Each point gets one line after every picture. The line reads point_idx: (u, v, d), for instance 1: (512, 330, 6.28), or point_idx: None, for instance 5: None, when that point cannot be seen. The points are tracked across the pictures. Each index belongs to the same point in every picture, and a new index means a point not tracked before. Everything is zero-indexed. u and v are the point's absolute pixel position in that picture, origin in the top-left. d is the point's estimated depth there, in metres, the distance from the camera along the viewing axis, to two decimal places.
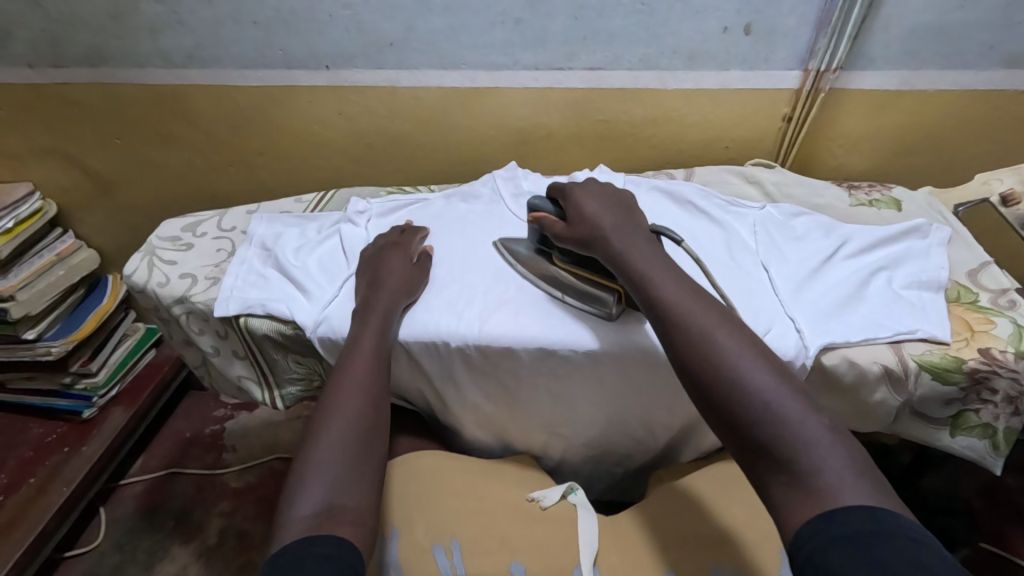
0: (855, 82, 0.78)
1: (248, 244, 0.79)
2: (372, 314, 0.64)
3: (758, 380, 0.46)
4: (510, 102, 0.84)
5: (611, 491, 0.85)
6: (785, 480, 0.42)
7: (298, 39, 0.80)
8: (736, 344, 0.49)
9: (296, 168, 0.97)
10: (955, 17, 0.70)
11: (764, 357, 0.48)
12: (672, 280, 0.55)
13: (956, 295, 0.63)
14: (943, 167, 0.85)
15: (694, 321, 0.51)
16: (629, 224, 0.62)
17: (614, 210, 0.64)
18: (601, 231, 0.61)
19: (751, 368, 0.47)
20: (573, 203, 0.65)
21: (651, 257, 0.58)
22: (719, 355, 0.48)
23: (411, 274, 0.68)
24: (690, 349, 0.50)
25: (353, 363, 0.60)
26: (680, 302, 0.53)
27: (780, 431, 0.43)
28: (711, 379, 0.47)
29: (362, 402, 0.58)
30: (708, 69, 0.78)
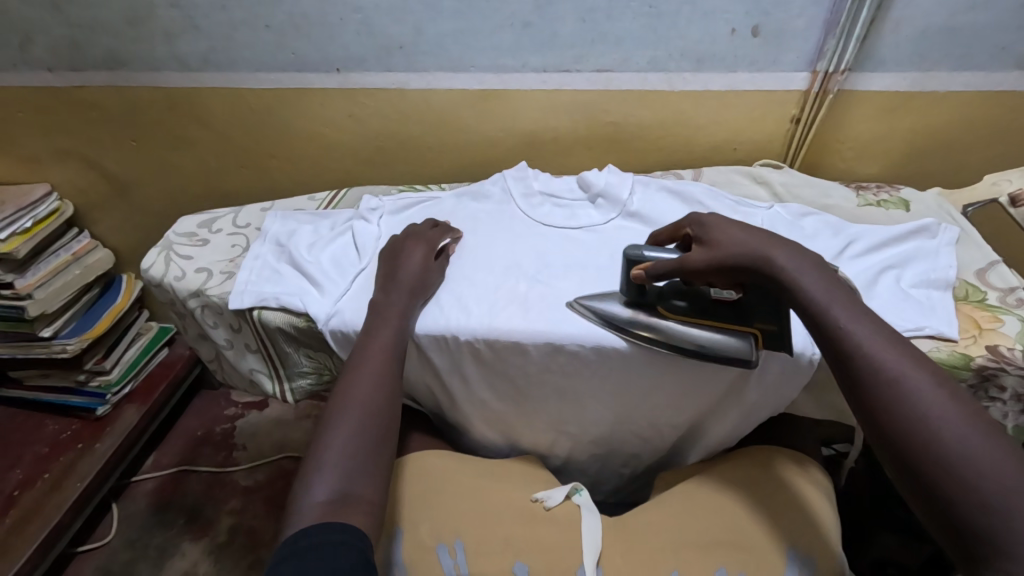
0: (864, 84, 0.78)
1: (263, 241, 0.80)
2: (388, 309, 0.65)
3: (977, 453, 0.41)
4: (518, 104, 0.86)
5: (619, 491, 0.85)
6: (1010, 571, 0.37)
7: (311, 42, 0.82)
8: (943, 403, 0.44)
9: (309, 169, 0.99)
10: (965, 18, 0.70)
11: (978, 422, 0.42)
12: (859, 318, 0.50)
13: (964, 293, 0.63)
14: (954, 169, 0.85)
15: (893, 369, 0.46)
16: (796, 244, 0.56)
17: (768, 233, 0.56)
18: (764, 246, 0.55)
19: (964, 436, 0.42)
20: (709, 230, 0.58)
21: (829, 285, 0.52)
22: (922, 416, 0.43)
23: (433, 270, 0.70)
24: (885, 401, 0.45)
25: (370, 356, 0.61)
26: (868, 343, 0.48)
27: (1005, 515, 0.38)
28: (908, 439, 0.43)
29: (377, 395, 0.58)
30: (715, 72, 0.79)
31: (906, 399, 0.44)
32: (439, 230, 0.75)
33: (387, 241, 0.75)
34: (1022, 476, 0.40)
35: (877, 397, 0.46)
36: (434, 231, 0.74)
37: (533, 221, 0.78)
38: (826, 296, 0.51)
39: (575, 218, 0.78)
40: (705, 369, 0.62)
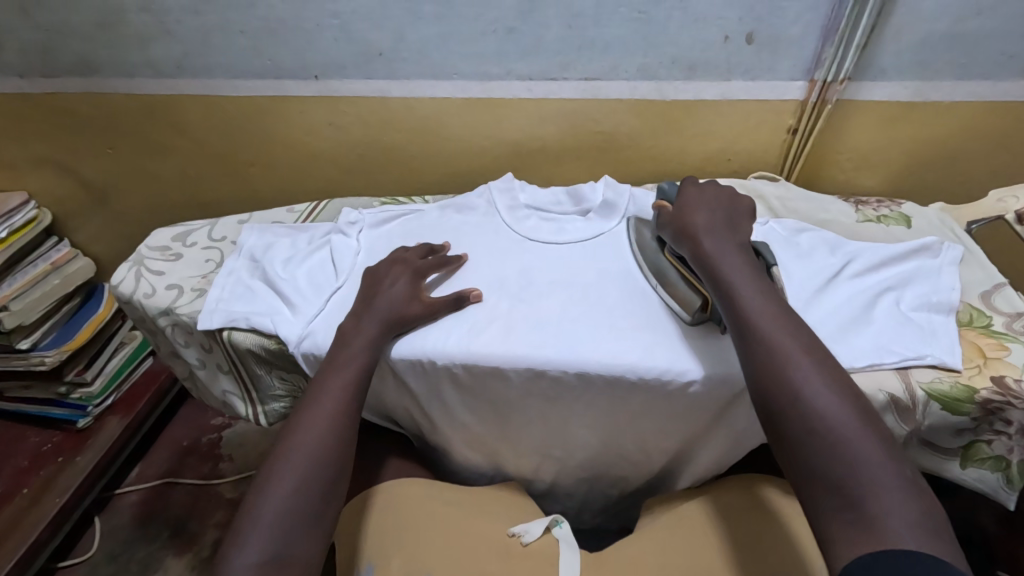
0: (864, 93, 0.75)
1: (237, 256, 0.77)
2: (353, 337, 0.62)
3: (830, 411, 0.47)
4: (503, 112, 0.82)
5: (608, 515, 0.82)
6: (847, 514, 0.42)
7: (287, 48, 0.79)
8: (814, 370, 0.49)
9: (291, 178, 0.96)
10: (971, 25, 0.66)
11: (838, 386, 0.48)
12: (756, 292, 0.55)
13: (968, 318, 0.60)
14: (958, 181, 0.81)
15: (776, 338, 0.52)
16: (725, 225, 0.62)
17: (721, 209, 0.64)
18: (695, 225, 0.62)
19: (824, 396, 0.48)
20: (686, 194, 0.66)
21: (738, 262, 0.58)
22: (794, 380, 0.49)
23: (420, 309, 0.64)
24: (765, 365, 0.51)
25: (329, 384, 0.59)
26: (758, 313, 0.53)
27: (846, 464, 0.44)
28: (780, 398, 0.49)
29: (332, 426, 0.57)
30: (708, 80, 0.76)
31: (782, 364, 0.50)
32: (437, 261, 0.70)
33: (369, 266, 0.71)
34: (866, 433, 0.45)
35: (759, 361, 0.51)
36: (434, 262, 0.69)
37: (519, 236, 0.75)
38: (734, 273, 0.57)
39: (562, 232, 0.75)
40: (693, 398, 0.59)
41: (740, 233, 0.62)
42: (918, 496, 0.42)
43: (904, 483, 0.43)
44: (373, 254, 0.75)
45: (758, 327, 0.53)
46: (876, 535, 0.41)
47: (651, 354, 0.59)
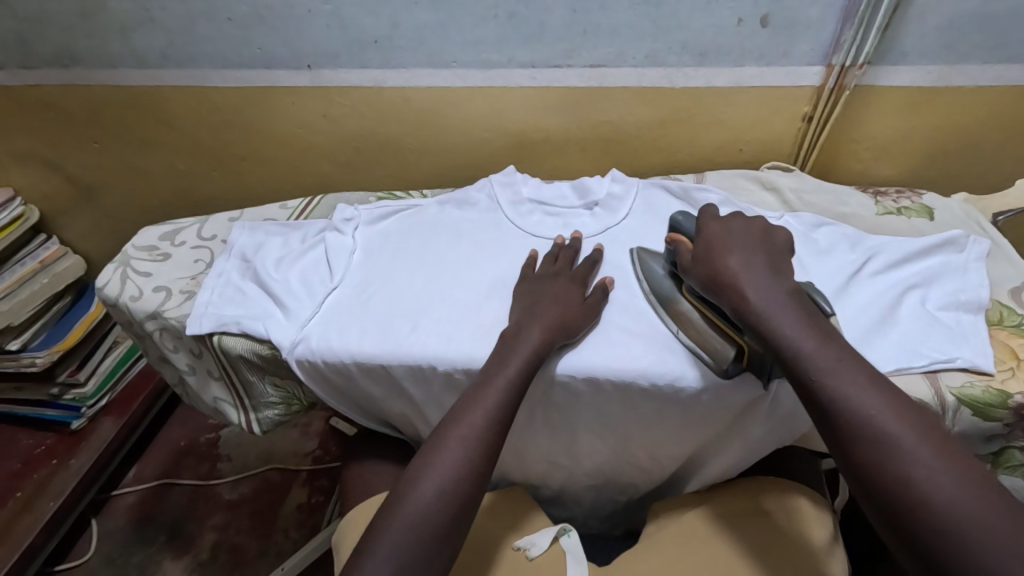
0: (884, 78, 0.71)
1: (227, 256, 0.74)
2: (514, 351, 0.55)
3: (958, 504, 0.39)
4: (505, 102, 0.79)
5: (615, 522, 0.79)
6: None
7: (278, 36, 0.75)
8: (925, 453, 0.41)
9: (283, 172, 0.93)
10: (1001, 5, 0.63)
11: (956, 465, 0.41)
12: (829, 355, 0.47)
13: (998, 317, 0.56)
14: (980, 170, 0.78)
15: (870, 416, 0.43)
16: (765, 268, 0.54)
17: (755, 247, 0.56)
18: (733, 273, 0.53)
19: (948, 486, 0.40)
20: (709, 232, 0.58)
21: (799, 318, 0.49)
22: (904, 468, 0.41)
23: (579, 314, 0.58)
24: (848, 435, 0.44)
25: (479, 399, 0.53)
26: (839, 383, 0.45)
27: (998, 567, 0.36)
28: (892, 491, 0.41)
29: (478, 442, 0.52)
30: (720, 66, 0.72)
31: (884, 450, 0.42)
32: (590, 264, 0.64)
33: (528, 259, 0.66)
34: (1012, 527, 0.38)
35: (854, 447, 0.43)
36: (587, 265, 0.64)
37: (523, 233, 0.72)
38: (798, 336, 0.48)
39: (568, 228, 0.71)
40: (707, 405, 0.56)
41: (785, 273, 0.54)
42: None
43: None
44: (370, 253, 0.71)
45: (844, 405, 0.44)
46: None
47: (662, 358, 0.56)
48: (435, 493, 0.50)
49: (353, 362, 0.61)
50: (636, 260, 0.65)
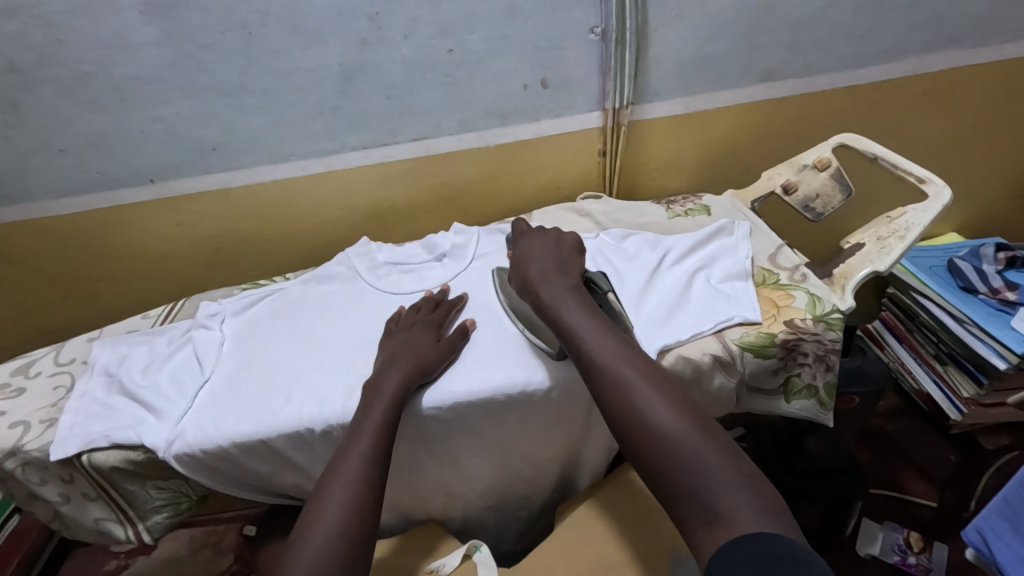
0: (648, 113, 0.88)
1: (89, 375, 0.74)
2: (376, 396, 0.60)
3: (673, 431, 0.50)
4: (347, 183, 0.87)
5: (523, 539, 0.84)
6: (703, 515, 0.46)
7: (116, 159, 0.79)
8: (656, 395, 0.53)
9: (143, 286, 0.94)
10: (710, 48, 0.82)
11: (677, 404, 0.53)
12: (598, 331, 0.59)
13: (761, 279, 0.71)
14: (743, 169, 0.98)
15: (620, 370, 0.55)
16: (558, 271, 0.67)
17: (548, 255, 0.69)
18: (533, 275, 0.66)
19: (667, 418, 0.52)
20: (522, 243, 0.73)
21: (572, 301, 0.63)
22: (639, 406, 0.53)
23: (434, 352, 0.65)
24: (612, 392, 0.55)
25: (352, 447, 0.57)
26: (601, 349, 0.57)
27: (696, 474, 0.48)
28: (631, 425, 0.53)
29: (359, 483, 0.56)
30: (522, 122, 0.86)
31: (628, 393, 0.54)
32: (447, 308, 0.71)
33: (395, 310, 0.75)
34: (712, 446, 0.49)
35: (611, 397, 0.55)
36: (446, 309, 0.71)
37: (384, 293, 0.78)
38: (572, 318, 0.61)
39: (422, 281, 0.79)
40: (558, 401, 0.65)
41: (572, 272, 0.67)
42: (753, 483, 0.47)
43: (747, 480, 0.47)
44: (239, 341, 0.74)
45: (602, 364, 0.56)
46: (732, 531, 0.44)
47: (512, 370, 0.64)
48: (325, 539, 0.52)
49: (233, 445, 0.63)
50: (496, 287, 0.74)
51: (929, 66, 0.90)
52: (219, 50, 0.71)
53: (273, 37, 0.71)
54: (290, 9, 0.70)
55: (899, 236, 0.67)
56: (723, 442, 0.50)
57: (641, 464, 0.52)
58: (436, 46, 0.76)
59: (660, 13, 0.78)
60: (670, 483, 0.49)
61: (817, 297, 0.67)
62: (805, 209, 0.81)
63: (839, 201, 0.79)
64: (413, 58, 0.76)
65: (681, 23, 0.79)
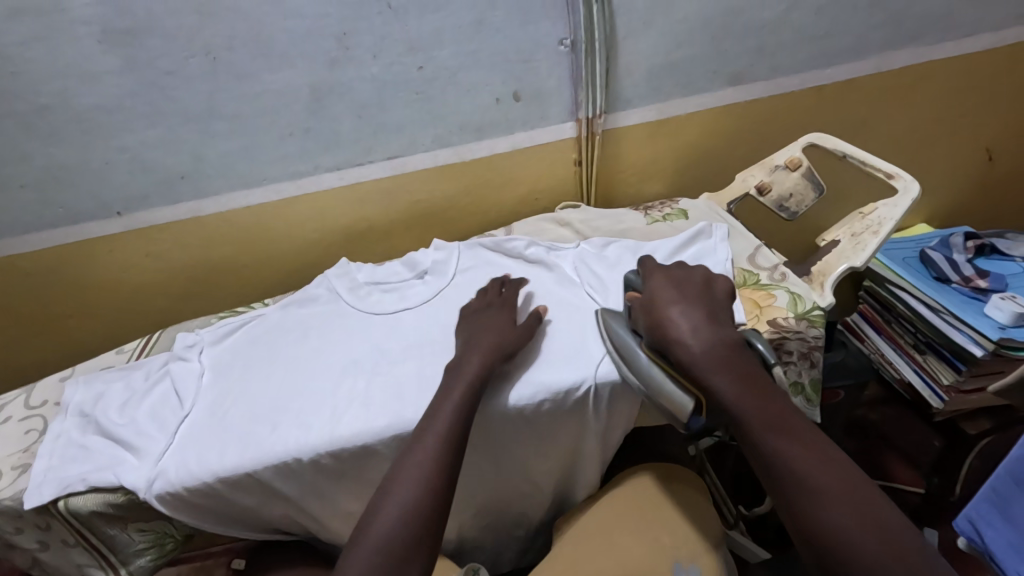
0: (622, 120, 0.88)
1: (63, 416, 0.71)
2: (457, 379, 0.61)
3: (887, 563, 0.42)
4: (323, 204, 0.86)
5: (520, 555, 0.84)
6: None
7: (81, 192, 0.77)
8: (862, 518, 0.45)
9: (115, 320, 0.91)
10: (677, 55, 0.83)
11: (885, 529, 0.44)
12: (778, 424, 0.52)
13: (742, 280, 0.72)
14: (718, 171, 0.99)
15: (813, 477, 0.48)
16: (688, 298, 0.63)
17: (686, 289, 0.64)
18: (678, 325, 0.60)
19: (822, 482, 0.47)
20: (658, 284, 0.65)
21: (698, 320, 0.60)
22: (785, 458, 0.49)
23: (514, 336, 0.66)
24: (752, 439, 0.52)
25: (428, 427, 0.58)
26: (788, 448, 0.50)
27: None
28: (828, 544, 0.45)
29: (436, 457, 0.56)
30: (497, 136, 0.86)
31: (821, 503, 0.46)
32: (511, 293, 0.73)
33: (379, 332, 0.74)
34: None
35: (801, 505, 0.47)
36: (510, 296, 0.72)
37: (367, 314, 0.76)
38: (744, 398, 0.53)
39: (404, 299, 0.78)
40: (549, 414, 0.65)
41: (716, 314, 0.62)
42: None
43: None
44: (218, 372, 0.72)
45: (790, 465, 0.49)
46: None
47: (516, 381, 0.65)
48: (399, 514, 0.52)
49: (218, 480, 0.61)
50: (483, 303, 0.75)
51: (889, 63, 0.93)
52: (183, 76, 0.70)
53: (239, 61, 0.71)
54: (254, 32, 0.69)
55: (873, 231, 0.68)
56: (885, 512, 0.45)
57: (803, 538, 0.47)
58: (407, 63, 0.76)
59: (627, 22, 0.79)
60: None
61: (797, 295, 0.68)
62: (781, 209, 0.82)
63: (812, 199, 0.80)
64: (384, 76, 0.76)
65: (648, 31, 0.80)
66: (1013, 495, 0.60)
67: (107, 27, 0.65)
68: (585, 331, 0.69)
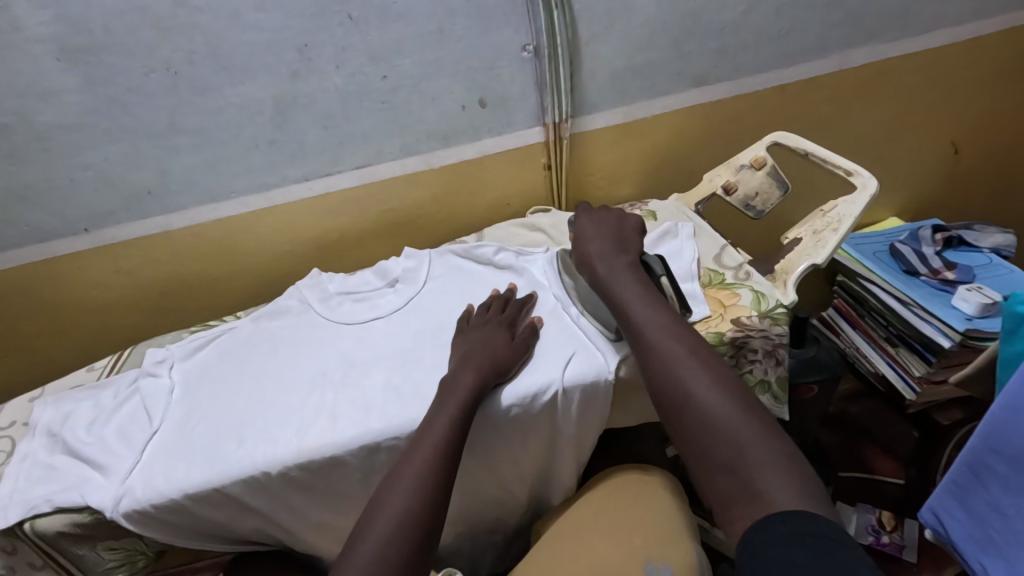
0: (589, 124, 0.89)
1: (31, 437, 0.70)
2: (452, 392, 0.61)
3: (728, 427, 0.50)
4: (293, 216, 0.86)
5: (499, 560, 0.84)
6: (740, 495, 0.46)
7: (45, 211, 0.76)
8: (704, 376, 0.54)
9: (86, 338, 0.90)
10: (640, 58, 0.84)
11: (723, 383, 0.53)
12: (658, 318, 0.61)
13: (708, 279, 0.72)
14: (688, 171, 1.00)
15: (670, 351, 0.57)
16: (616, 245, 0.70)
17: (611, 232, 0.72)
18: (590, 252, 0.70)
19: (711, 396, 0.53)
20: (581, 222, 0.75)
21: (626, 270, 0.66)
22: (682, 379, 0.55)
23: (508, 352, 0.65)
24: (655, 363, 0.57)
25: (420, 443, 0.58)
26: (652, 330, 0.60)
27: (734, 448, 0.49)
28: (673, 395, 0.55)
29: (428, 475, 0.56)
30: (464, 142, 0.86)
31: (678, 371, 0.56)
32: (515, 306, 0.71)
33: (349, 342, 0.74)
34: (755, 427, 0.50)
35: (673, 385, 0.55)
36: (513, 307, 0.71)
37: (337, 324, 0.76)
38: (626, 296, 0.63)
39: (375, 309, 0.78)
40: (517, 419, 0.65)
41: (631, 250, 0.70)
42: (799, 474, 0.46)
43: (789, 462, 0.47)
44: (189, 387, 0.71)
45: (665, 354, 0.57)
46: (764, 509, 0.44)
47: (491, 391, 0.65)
48: (393, 527, 0.53)
49: (186, 496, 0.61)
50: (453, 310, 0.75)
51: (851, 61, 0.94)
52: (144, 92, 0.70)
53: (199, 75, 0.71)
54: (213, 47, 0.69)
55: (833, 228, 0.69)
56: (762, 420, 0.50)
57: (688, 445, 0.52)
58: (370, 73, 0.76)
59: (589, 27, 0.79)
60: (714, 461, 0.49)
61: (761, 293, 0.68)
62: (747, 208, 0.83)
63: (777, 197, 0.81)
64: (348, 86, 0.76)
65: (610, 35, 0.81)
66: (972, 487, 0.61)
67: (63, 45, 0.65)
68: (552, 335, 0.69)
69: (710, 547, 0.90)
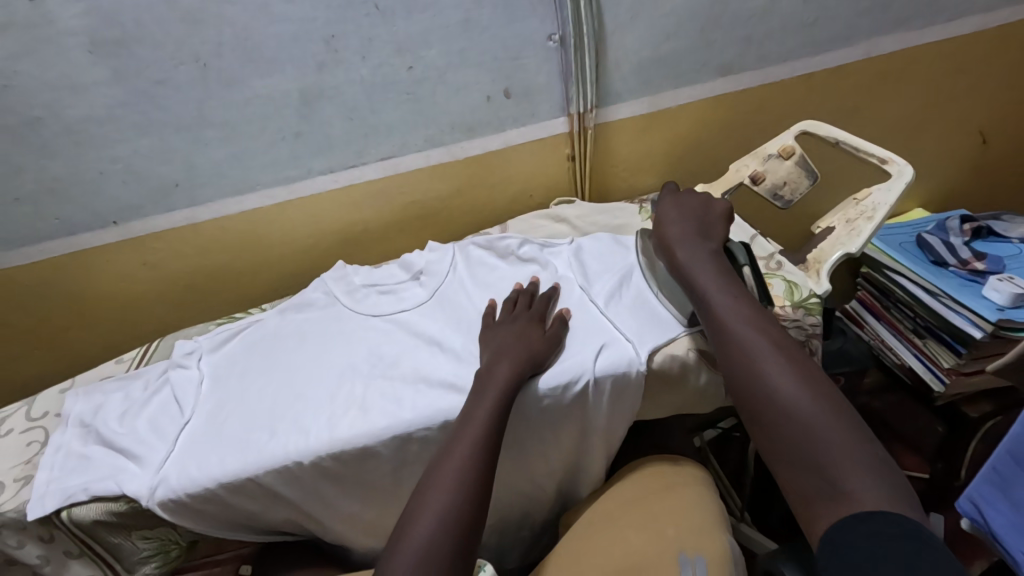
0: (613, 114, 0.88)
1: (64, 427, 0.71)
2: (489, 384, 0.61)
3: (814, 424, 0.49)
4: (318, 208, 0.86)
5: (525, 552, 0.84)
6: (824, 494, 0.46)
7: (75, 205, 0.77)
8: (788, 371, 0.53)
9: (114, 330, 0.91)
10: (667, 47, 0.83)
11: (803, 375, 0.52)
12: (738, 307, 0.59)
13: None
14: (711, 162, 0.99)
15: (751, 341, 0.56)
16: (697, 231, 0.68)
17: (693, 217, 0.70)
18: (671, 236, 0.68)
19: (794, 390, 0.51)
20: (663, 206, 0.74)
21: (707, 260, 0.64)
22: (765, 375, 0.53)
23: (543, 344, 0.65)
24: (733, 354, 0.56)
25: (461, 436, 0.58)
26: (730, 317, 0.58)
27: (816, 446, 0.48)
28: (755, 392, 0.53)
29: (469, 466, 0.56)
30: (489, 134, 0.86)
31: (760, 365, 0.54)
32: (544, 300, 0.71)
33: (376, 333, 0.74)
34: (837, 422, 0.49)
35: (755, 376, 0.54)
36: (542, 300, 0.71)
37: (362, 316, 0.76)
38: (705, 283, 0.61)
39: (401, 301, 0.77)
40: (548, 411, 0.65)
41: (713, 236, 0.68)
42: (882, 471, 0.45)
43: (875, 463, 0.46)
44: (218, 380, 0.72)
45: (747, 345, 0.56)
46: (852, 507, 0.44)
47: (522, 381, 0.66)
48: (435, 522, 0.53)
49: (221, 486, 0.62)
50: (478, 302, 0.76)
51: (879, 49, 0.93)
52: (174, 84, 0.70)
53: (229, 67, 0.71)
54: (241, 38, 0.69)
55: (867, 216, 0.69)
56: (847, 415, 0.49)
57: (768, 441, 0.51)
58: (396, 64, 0.76)
59: (615, 15, 0.78)
60: (795, 455, 0.49)
61: (794, 283, 0.68)
62: (776, 198, 0.82)
63: (807, 185, 0.80)
64: (373, 77, 0.76)
65: (637, 24, 0.80)
66: (1016, 476, 0.60)
67: (97, 38, 0.65)
68: (581, 328, 0.69)
69: (740, 544, 0.90)
